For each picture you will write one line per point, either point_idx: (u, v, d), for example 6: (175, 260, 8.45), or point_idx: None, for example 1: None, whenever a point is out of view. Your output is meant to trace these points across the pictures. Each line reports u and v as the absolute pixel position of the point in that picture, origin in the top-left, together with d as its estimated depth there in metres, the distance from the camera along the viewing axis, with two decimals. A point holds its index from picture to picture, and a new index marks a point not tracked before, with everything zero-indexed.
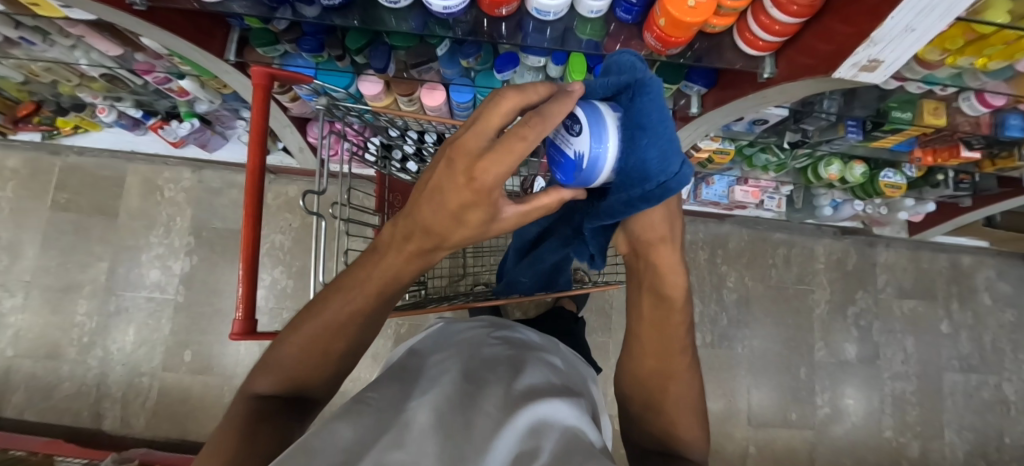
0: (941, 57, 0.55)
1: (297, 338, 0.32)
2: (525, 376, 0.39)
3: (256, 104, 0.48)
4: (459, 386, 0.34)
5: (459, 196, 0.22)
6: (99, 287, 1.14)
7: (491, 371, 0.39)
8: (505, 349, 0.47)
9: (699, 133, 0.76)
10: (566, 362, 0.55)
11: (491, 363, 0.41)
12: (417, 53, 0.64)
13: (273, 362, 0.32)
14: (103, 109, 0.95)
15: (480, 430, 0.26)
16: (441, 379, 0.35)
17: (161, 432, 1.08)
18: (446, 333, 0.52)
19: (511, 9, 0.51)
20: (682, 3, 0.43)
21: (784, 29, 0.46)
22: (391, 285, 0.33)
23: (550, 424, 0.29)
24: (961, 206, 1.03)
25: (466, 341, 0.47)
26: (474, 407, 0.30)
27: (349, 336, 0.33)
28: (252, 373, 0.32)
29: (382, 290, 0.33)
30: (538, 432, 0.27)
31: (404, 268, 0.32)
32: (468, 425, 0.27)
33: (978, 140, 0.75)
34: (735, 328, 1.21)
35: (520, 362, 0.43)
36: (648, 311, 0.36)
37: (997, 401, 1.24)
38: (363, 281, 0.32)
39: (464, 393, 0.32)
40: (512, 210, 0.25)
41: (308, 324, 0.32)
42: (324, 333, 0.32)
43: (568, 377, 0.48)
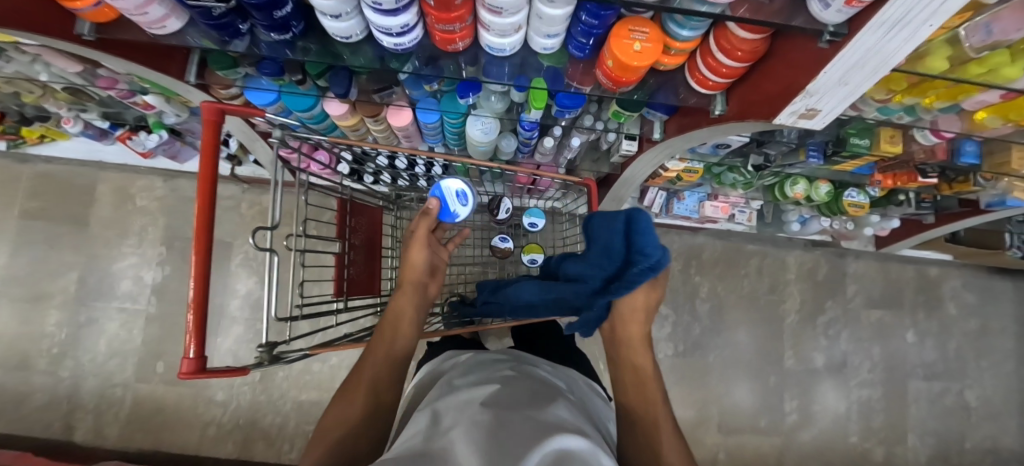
0: (887, 96, 0.56)
1: (337, 411, 0.44)
2: (552, 407, 0.39)
3: (205, 139, 0.47)
4: (494, 415, 0.35)
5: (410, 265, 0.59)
6: (69, 297, 1.12)
7: (520, 402, 0.40)
8: (532, 383, 0.48)
9: (666, 154, 0.78)
10: (578, 392, 0.57)
11: (516, 395, 0.42)
12: (377, 79, 0.63)
13: (323, 440, 0.42)
14: (68, 120, 0.94)
15: (509, 454, 0.27)
16: (468, 413, 0.35)
17: (135, 443, 1.08)
18: (474, 366, 0.54)
19: (465, 44, 0.51)
20: (627, 47, 0.44)
21: (731, 72, 0.47)
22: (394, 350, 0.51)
23: (578, 453, 0.29)
24: (924, 222, 1.06)
25: (496, 375, 0.49)
26: (504, 433, 0.31)
27: (361, 395, 0.45)
28: (309, 449, 0.41)
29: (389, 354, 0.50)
30: (566, 456, 0.28)
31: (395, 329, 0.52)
32: (504, 447, 0.28)
33: (933, 167, 0.78)
34: (708, 337, 1.24)
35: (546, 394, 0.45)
36: (633, 342, 0.47)
37: (959, 407, 1.29)
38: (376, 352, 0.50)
39: (494, 420, 0.34)
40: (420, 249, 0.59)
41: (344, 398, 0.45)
42: (348, 398, 0.45)
43: (583, 409, 0.49)
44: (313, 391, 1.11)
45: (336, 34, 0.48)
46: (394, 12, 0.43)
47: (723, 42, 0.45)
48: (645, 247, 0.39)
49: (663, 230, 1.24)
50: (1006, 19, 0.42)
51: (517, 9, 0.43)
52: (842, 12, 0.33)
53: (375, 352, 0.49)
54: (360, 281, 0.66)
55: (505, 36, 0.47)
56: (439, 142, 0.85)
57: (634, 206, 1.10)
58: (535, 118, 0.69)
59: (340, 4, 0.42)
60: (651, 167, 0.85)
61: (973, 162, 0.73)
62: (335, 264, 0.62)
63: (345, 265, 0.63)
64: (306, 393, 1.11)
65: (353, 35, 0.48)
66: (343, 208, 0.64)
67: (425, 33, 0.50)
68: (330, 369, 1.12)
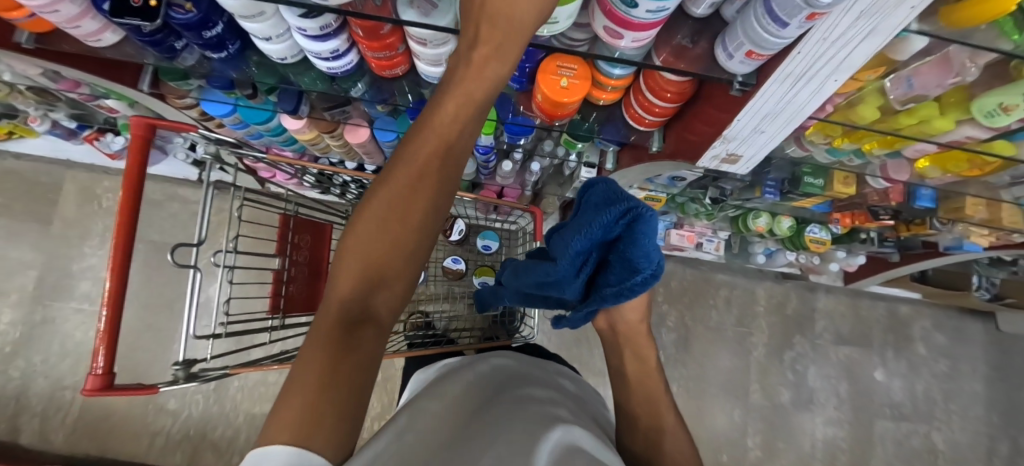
0: (826, 141, 0.56)
1: (360, 228, 0.29)
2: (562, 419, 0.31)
3: (132, 155, 0.47)
4: (487, 404, 0.32)
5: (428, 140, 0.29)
6: (26, 296, 1.09)
7: (509, 393, 0.36)
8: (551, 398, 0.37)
9: (624, 183, 0.79)
10: (584, 389, 0.53)
11: (517, 388, 0.38)
12: (327, 98, 0.64)
13: (353, 250, 0.28)
14: (35, 118, 0.93)
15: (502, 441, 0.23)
16: (475, 394, 0.33)
17: (80, 449, 1.03)
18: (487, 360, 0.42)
19: (403, 70, 0.51)
20: (554, 83, 0.44)
21: (663, 111, 0.48)
22: (445, 149, 0.30)
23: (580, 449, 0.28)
24: (890, 260, 1.05)
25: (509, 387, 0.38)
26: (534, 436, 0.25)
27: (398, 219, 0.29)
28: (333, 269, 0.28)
29: (440, 154, 0.30)
30: (569, 452, 0.26)
31: (454, 134, 0.30)
32: (506, 436, 0.25)
33: (885, 211, 0.78)
34: (672, 367, 1.22)
35: (552, 396, 0.39)
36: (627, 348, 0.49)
37: (926, 449, 1.26)
38: (416, 149, 0.29)
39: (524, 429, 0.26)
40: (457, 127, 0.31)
41: (370, 210, 0.29)
42: (391, 213, 0.29)
43: (586, 408, 0.46)
44: (267, 404, 1.08)
45: (272, 55, 0.48)
46: (322, 38, 0.43)
47: (652, 82, 0.45)
48: (646, 256, 0.35)
49: None
50: (925, 75, 0.41)
51: (442, 40, 0.42)
52: (745, 62, 0.34)
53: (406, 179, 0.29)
54: (299, 299, 0.64)
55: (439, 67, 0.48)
56: (400, 160, 0.85)
57: None
58: (489, 142, 0.69)
59: (270, 27, 0.42)
60: None
61: (928, 206, 0.73)
62: (272, 281, 0.61)
63: (282, 282, 0.62)
64: (259, 406, 1.08)
65: (287, 57, 0.48)
66: (285, 224, 0.63)
67: (361, 57, 0.50)
68: None
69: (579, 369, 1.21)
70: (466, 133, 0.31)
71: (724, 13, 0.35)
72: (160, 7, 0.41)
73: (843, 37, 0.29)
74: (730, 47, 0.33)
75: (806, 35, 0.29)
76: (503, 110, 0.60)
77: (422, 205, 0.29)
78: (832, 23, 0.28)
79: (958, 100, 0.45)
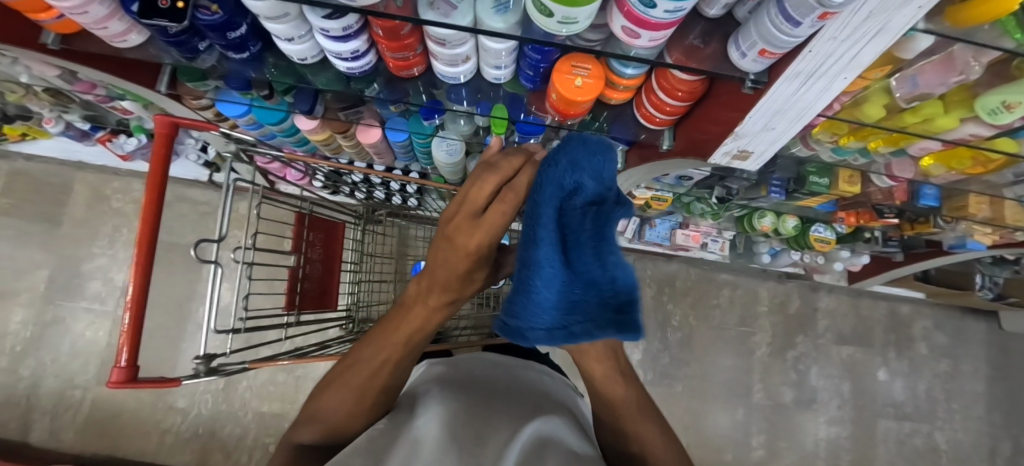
0: (832, 139, 0.57)
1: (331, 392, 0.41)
2: (532, 406, 0.43)
3: (155, 152, 0.48)
4: (470, 411, 0.38)
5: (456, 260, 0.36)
6: (36, 295, 1.10)
7: (494, 400, 0.42)
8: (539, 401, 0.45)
9: (631, 182, 0.80)
10: (563, 388, 0.57)
11: (495, 390, 0.45)
12: (342, 98, 0.65)
13: (316, 418, 0.40)
14: (49, 120, 0.95)
15: (489, 448, 0.32)
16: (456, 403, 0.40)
17: (90, 447, 1.04)
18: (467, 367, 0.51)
19: (421, 70, 0.52)
20: (568, 83, 0.46)
21: (674, 110, 0.49)
22: (416, 335, 0.42)
23: (544, 439, 0.35)
24: (894, 260, 1.06)
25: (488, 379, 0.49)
26: (488, 431, 0.35)
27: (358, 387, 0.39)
28: (300, 423, 0.41)
29: (409, 339, 0.42)
30: (538, 450, 0.32)
31: (425, 319, 0.41)
32: (480, 445, 0.32)
33: (890, 209, 0.79)
34: (676, 366, 1.22)
35: (527, 397, 0.46)
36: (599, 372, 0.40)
37: (929, 449, 1.26)
38: (394, 329, 0.42)
39: (469, 412, 0.38)
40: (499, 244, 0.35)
41: (341, 379, 0.41)
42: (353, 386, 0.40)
43: (562, 400, 0.51)
44: (272, 403, 1.09)
45: (291, 55, 0.49)
46: (343, 39, 0.44)
47: (663, 82, 0.46)
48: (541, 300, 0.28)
49: (637, 255, 1.25)
50: (930, 73, 0.42)
51: (460, 41, 0.44)
52: (757, 61, 0.35)
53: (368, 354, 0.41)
54: (313, 295, 0.66)
55: (455, 67, 0.49)
56: (410, 160, 0.86)
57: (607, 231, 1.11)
58: (499, 142, 0.70)
59: (292, 28, 0.44)
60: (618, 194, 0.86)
61: (932, 204, 0.75)
62: (288, 278, 0.62)
63: (298, 279, 0.63)
64: (264, 405, 1.09)
65: (308, 58, 0.50)
66: (300, 222, 0.64)
67: (379, 58, 0.51)
68: (294, 381, 1.10)
69: None
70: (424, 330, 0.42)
71: (737, 13, 0.37)
72: (187, 9, 0.42)
73: (853, 35, 0.30)
74: (743, 45, 0.35)
75: (821, 32, 0.30)
76: (515, 110, 0.61)
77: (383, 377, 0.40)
78: (845, 22, 0.29)
79: (962, 99, 0.46)
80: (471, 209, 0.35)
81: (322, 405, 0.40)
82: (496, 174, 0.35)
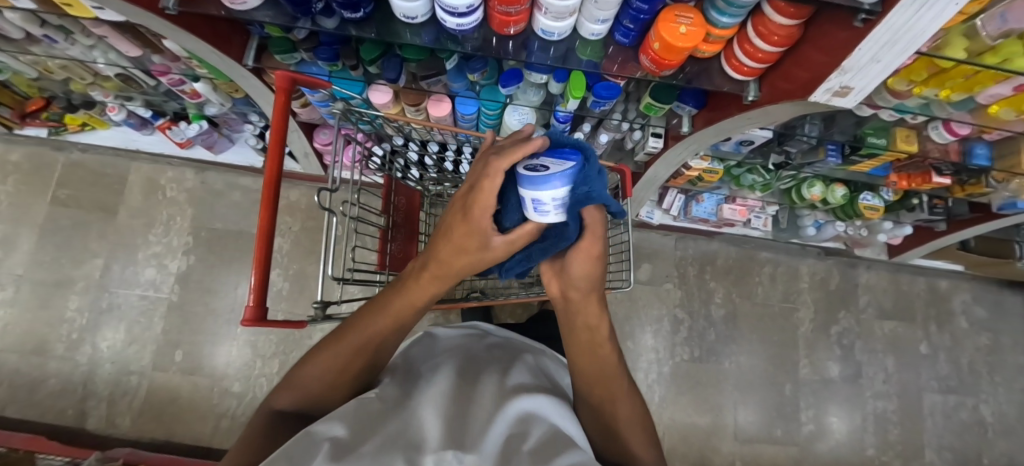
0: (907, 89, 0.59)
1: (319, 357, 0.36)
2: (514, 375, 0.41)
3: (278, 107, 0.50)
4: (454, 383, 0.36)
5: (459, 232, 0.32)
6: (93, 283, 1.12)
7: (479, 373, 0.40)
8: (528, 377, 0.42)
9: (690, 150, 0.82)
10: (550, 363, 0.54)
11: (483, 363, 0.44)
12: (427, 66, 0.68)
13: (296, 382, 0.36)
14: (113, 108, 0.97)
15: (473, 420, 0.29)
16: (437, 377, 0.37)
17: (146, 433, 1.04)
18: (439, 346, 0.50)
19: (519, 29, 0.55)
20: (674, 30, 0.48)
21: (766, 57, 0.51)
22: (409, 310, 0.38)
23: (533, 415, 0.32)
24: (937, 229, 1.08)
25: (470, 357, 0.45)
26: (469, 403, 0.33)
27: (347, 352, 0.36)
28: (277, 389, 0.37)
29: (400, 314, 0.38)
30: (525, 422, 0.30)
31: (423, 295, 0.38)
32: (464, 419, 0.29)
33: (947, 167, 0.81)
34: (722, 343, 1.23)
35: (511, 367, 0.43)
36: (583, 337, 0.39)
37: (975, 422, 1.26)
38: (386, 306, 0.38)
39: (459, 391, 0.35)
40: (500, 240, 0.34)
41: (332, 344, 0.36)
42: (344, 353, 0.36)
43: (550, 378, 0.48)
44: None
45: (403, 13, 0.52)
46: None
47: (761, 28, 0.49)
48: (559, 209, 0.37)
49: (679, 235, 1.28)
50: (1020, 9, 0.45)
51: None
52: None
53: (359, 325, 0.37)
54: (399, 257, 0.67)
55: (560, 21, 0.51)
56: None
57: (652, 209, 1.14)
58: (571, 109, 0.74)
59: None
60: (674, 166, 0.89)
61: (984, 164, 0.77)
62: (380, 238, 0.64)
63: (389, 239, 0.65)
64: None
65: (418, 16, 0.53)
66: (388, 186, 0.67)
67: (483, 17, 0.54)
68: None
69: (632, 347, 1.20)
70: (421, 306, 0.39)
71: None
72: None
73: None
74: None
75: None
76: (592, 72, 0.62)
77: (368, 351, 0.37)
78: None
79: None
80: (472, 191, 0.30)
81: (301, 379, 0.36)
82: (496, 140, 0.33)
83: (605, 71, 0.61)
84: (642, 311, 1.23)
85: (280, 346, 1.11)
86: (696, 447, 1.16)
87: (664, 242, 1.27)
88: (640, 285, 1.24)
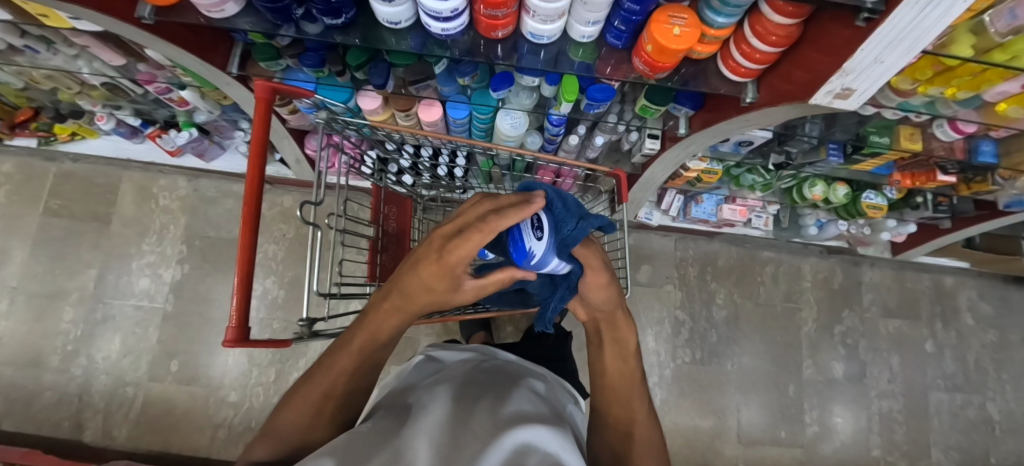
0: (912, 87, 0.57)
1: (294, 402, 0.35)
2: (513, 402, 0.39)
3: (258, 116, 0.49)
4: (450, 410, 0.35)
5: (428, 271, 0.31)
6: (87, 294, 1.11)
7: (478, 398, 0.39)
8: (527, 404, 0.40)
9: (688, 152, 0.80)
10: (555, 390, 0.53)
11: (482, 390, 0.42)
12: (415, 71, 0.66)
13: (273, 431, 0.34)
14: (102, 117, 0.96)
15: (466, 452, 0.28)
16: (435, 404, 0.37)
17: (142, 445, 1.03)
18: (432, 373, 0.49)
19: (507, 32, 0.53)
20: (667, 31, 0.46)
21: (764, 58, 0.49)
22: (373, 345, 0.37)
23: (532, 447, 0.30)
24: (941, 227, 1.06)
25: (463, 381, 0.44)
26: (464, 434, 0.31)
27: (323, 387, 0.36)
28: (255, 438, 0.35)
29: (366, 350, 0.37)
30: (521, 453, 0.28)
31: (385, 329, 0.37)
32: (457, 454, 0.28)
33: (952, 165, 0.79)
34: (724, 345, 1.22)
35: (513, 392, 0.43)
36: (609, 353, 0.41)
37: (983, 420, 1.24)
38: (349, 342, 0.37)
39: (455, 420, 0.33)
40: (472, 283, 0.33)
41: (307, 386, 0.36)
42: (314, 397, 0.35)
43: (555, 406, 0.47)
44: None
45: (385, 19, 0.50)
46: None
47: (758, 28, 0.47)
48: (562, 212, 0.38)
49: (678, 235, 1.26)
50: None
51: None
52: None
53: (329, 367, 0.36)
54: (389, 269, 0.65)
55: (549, 23, 0.50)
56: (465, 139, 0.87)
57: (651, 210, 1.12)
58: (564, 112, 0.72)
59: None
60: (672, 167, 0.87)
61: (991, 161, 0.75)
62: (369, 249, 0.63)
63: (378, 250, 0.63)
64: None
65: (401, 21, 0.51)
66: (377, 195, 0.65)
67: (469, 21, 0.52)
68: None
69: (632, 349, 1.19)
70: (387, 340, 0.38)
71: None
72: None
73: None
74: None
75: None
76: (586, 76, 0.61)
77: (342, 385, 0.36)
78: None
79: None
80: (457, 237, 0.30)
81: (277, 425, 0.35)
82: (492, 201, 0.32)
83: (601, 75, 0.59)
84: (642, 313, 1.21)
85: (276, 355, 1.10)
86: (698, 450, 1.14)
87: (663, 243, 1.25)
88: (640, 287, 1.23)
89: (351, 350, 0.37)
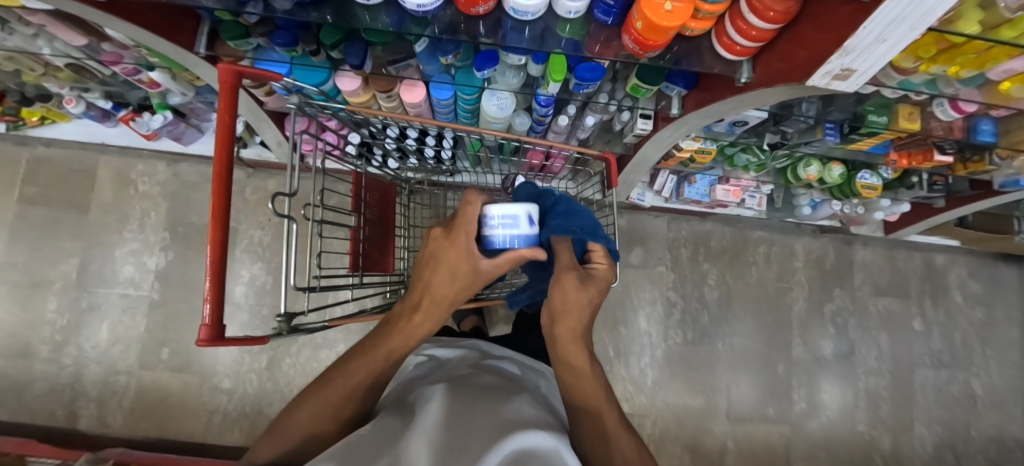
0: (913, 66, 0.54)
1: (309, 401, 0.35)
2: (514, 403, 0.39)
3: (223, 101, 0.46)
4: (450, 408, 0.35)
5: (448, 255, 0.37)
6: (71, 284, 1.09)
7: (478, 397, 0.39)
8: (526, 404, 0.40)
9: (681, 132, 0.78)
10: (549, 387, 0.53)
11: (483, 389, 0.42)
12: (395, 50, 0.63)
13: (286, 428, 0.35)
14: (70, 100, 0.91)
15: (467, 456, 0.27)
16: (433, 402, 0.37)
17: (138, 431, 1.05)
18: (432, 371, 0.49)
19: (488, 8, 0.50)
20: (658, 7, 0.43)
21: (761, 35, 0.46)
22: (402, 350, 0.38)
23: (532, 452, 0.30)
24: (935, 206, 1.05)
25: (463, 379, 0.44)
26: (464, 435, 0.31)
27: (339, 391, 0.35)
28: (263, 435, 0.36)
29: (393, 353, 0.37)
30: (522, 457, 0.28)
31: (415, 335, 0.38)
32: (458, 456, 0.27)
33: (951, 145, 0.77)
34: (716, 325, 1.23)
35: (511, 392, 0.42)
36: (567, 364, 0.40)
37: (965, 395, 1.28)
38: (376, 348, 0.37)
39: (454, 420, 0.33)
40: (486, 262, 0.37)
41: (323, 388, 0.35)
42: (335, 398, 0.35)
43: (550, 404, 0.47)
44: None
45: None
46: None
47: (755, 3, 0.44)
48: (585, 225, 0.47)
49: (672, 216, 1.24)
50: None
51: None
52: None
53: (349, 366, 0.36)
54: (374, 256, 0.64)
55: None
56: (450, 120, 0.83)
57: (643, 191, 1.11)
58: (552, 92, 0.68)
59: None
60: (665, 147, 0.84)
61: (990, 140, 0.73)
62: (350, 239, 0.61)
63: (360, 240, 0.61)
64: (311, 381, 1.10)
65: None
66: (358, 181, 0.62)
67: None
68: (336, 357, 1.11)
69: (625, 331, 1.20)
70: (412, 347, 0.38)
71: None
72: None
73: None
74: None
75: None
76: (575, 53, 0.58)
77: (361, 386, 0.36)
78: None
79: None
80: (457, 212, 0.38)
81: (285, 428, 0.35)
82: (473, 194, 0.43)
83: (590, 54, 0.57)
84: (635, 294, 1.22)
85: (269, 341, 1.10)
86: (688, 428, 1.17)
87: (656, 224, 1.24)
88: (633, 270, 1.23)
89: (376, 351, 0.37)
